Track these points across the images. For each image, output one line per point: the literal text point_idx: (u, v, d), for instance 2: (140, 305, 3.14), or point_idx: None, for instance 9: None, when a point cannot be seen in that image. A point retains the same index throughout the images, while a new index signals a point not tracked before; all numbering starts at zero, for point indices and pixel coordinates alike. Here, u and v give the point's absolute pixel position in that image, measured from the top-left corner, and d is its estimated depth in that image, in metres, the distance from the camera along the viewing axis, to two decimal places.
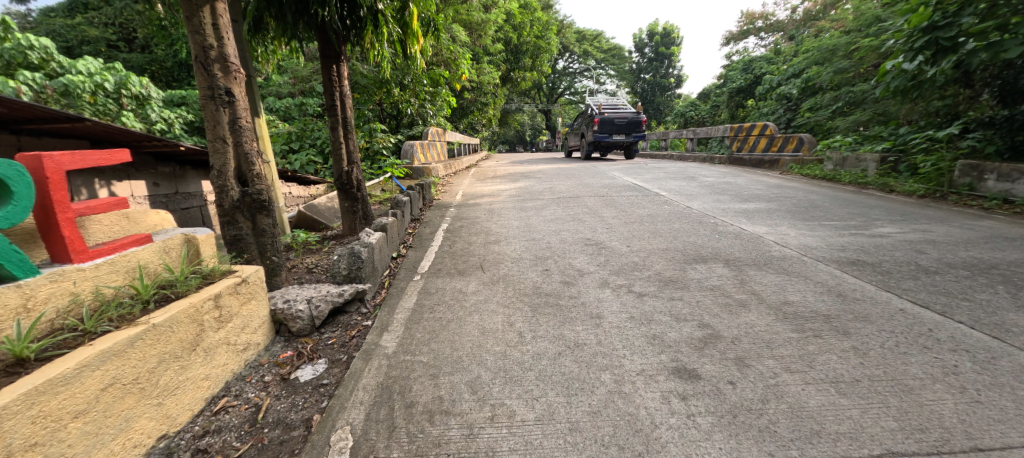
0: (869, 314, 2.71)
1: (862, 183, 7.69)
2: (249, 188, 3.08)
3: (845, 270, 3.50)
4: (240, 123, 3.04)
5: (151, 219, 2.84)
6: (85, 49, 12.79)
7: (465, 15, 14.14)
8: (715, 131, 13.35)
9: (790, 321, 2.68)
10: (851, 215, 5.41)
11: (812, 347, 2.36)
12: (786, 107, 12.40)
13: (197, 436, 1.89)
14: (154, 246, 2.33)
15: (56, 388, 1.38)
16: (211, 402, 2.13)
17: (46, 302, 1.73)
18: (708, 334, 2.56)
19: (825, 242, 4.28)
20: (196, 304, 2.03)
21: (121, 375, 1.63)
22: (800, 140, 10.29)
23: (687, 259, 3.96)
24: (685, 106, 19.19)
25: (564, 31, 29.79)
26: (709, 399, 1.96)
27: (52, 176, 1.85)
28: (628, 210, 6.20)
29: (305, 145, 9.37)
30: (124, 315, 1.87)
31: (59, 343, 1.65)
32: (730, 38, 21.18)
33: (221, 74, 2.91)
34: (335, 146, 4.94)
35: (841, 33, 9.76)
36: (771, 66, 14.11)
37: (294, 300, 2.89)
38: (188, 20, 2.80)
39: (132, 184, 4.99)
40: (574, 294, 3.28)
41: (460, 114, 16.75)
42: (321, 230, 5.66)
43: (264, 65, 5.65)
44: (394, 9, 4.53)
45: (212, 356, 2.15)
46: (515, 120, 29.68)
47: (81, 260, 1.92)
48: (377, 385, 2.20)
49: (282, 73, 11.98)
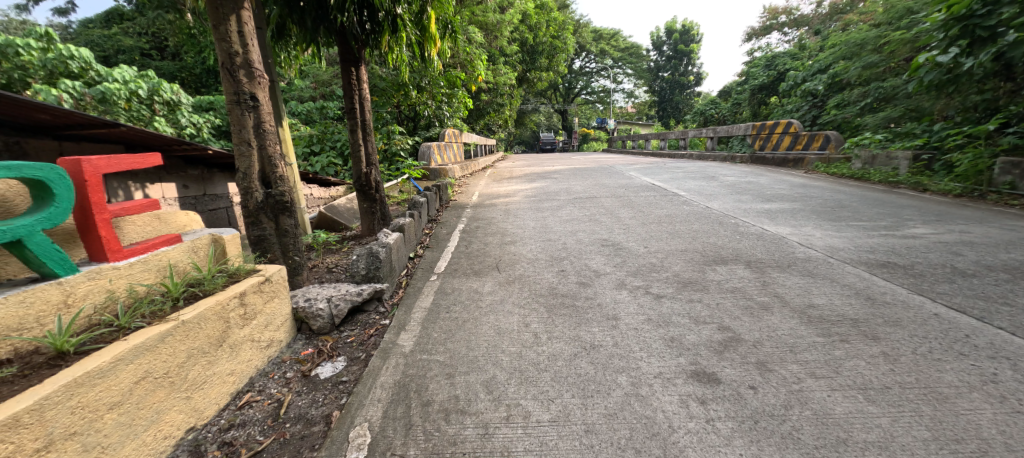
0: (900, 319, 2.60)
1: (893, 181, 7.41)
2: (272, 189, 3.17)
3: (874, 272, 3.38)
4: (264, 127, 3.13)
5: (180, 220, 2.95)
6: (120, 58, 13.41)
7: (481, 17, 14.11)
8: (735, 130, 13.05)
9: (815, 325, 2.60)
10: (881, 215, 5.20)
11: (839, 352, 2.29)
12: (811, 104, 12.07)
13: (223, 429, 1.97)
14: (184, 246, 2.43)
15: (92, 381, 1.46)
16: (236, 397, 2.21)
17: (85, 299, 1.83)
18: (729, 337, 2.51)
19: (853, 243, 4.13)
20: (222, 302, 2.10)
21: (153, 370, 1.70)
22: (827, 137, 9.96)
23: (707, 260, 3.89)
24: (706, 104, 18.82)
25: (580, 30, 29.65)
26: (729, 403, 1.93)
27: (90, 180, 1.93)
28: (645, 211, 6.11)
29: (325, 148, 9.58)
30: (156, 312, 1.96)
31: (96, 338, 1.73)
32: (752, 34, 20.66)
33: (246, 80, 3.01)
34: (355, 148, 5.00)
35: (871, 26, 9.43)
36: (795, 61, 13.79)
37: (314, 299, 2.97)
38: (215, 28, 2.90)
39: (164, 186, 5.21)
40: (590, 294, 3.27)
41: (476, 116, 16.73)
42: (340, 230, 5.78)
43: (287, 69, 5.81)
44: (412, 12, 4.61)
45: (237, 352, 2.22)
46: (530, 120, 30.08)
47: (116, 258, 2.00)
48: (393, 384, 2.24)
49: (304, 78, 12.43)
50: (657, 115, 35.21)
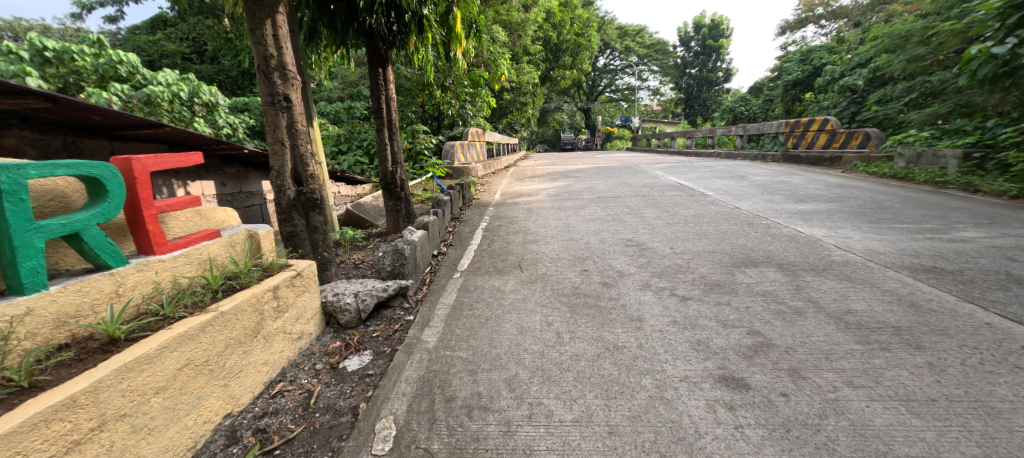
0: (948, 328, 2.46)
1: (940, 182, 6.99)
2: (303, 187, 3.28)
3: (919, 278, 3.20)
4: (296, 127, 3.24)
5: (219, 215, 3.10)
6: (163, 62, 14.13)
7: (505, 16, 14.12)
8: (767, 127, 12.61)
9: (853, 332, 2.49)
10: (926, 217, 4.92)
11: (879, 361, 2.18)
12: (850, 99, 11.51)
13: (257, 416, 2.05)
14: (222, 240, 2.55)
15: (140, 366, 1.55)
16: (270, 386, 2.30)
17: (134, 289, 1.94)
18: (759, 342, 2.43)
19: (895, 247, 3.93)
20: (257, 295, 2.19)
21: (194, 357, 1.79)
22: (867, 134, 9.47)
23: (736, 262, 3.78)
24: (735, 101, 18.23)
25: (604, 27, 29.28)
26: (759, 410, 1.87)
27: (140, 177, 2.05)
28: (671, 211, 5.99)
29: (352, 146, 9.82)
30: (197, 302, 2.06)
31: (143, 326, 1.84)
32: (786, 28, 19.87)
33: (280, 82, 3.12)
34: (381, 147, 5.10)
35: (917, 17, 8.91)
36: (833, 55, 13.19)
37: (342, 293, 3.06)
38: (252, 31, 3.02)
39: (203, 183, 5.47)
40: (614, 295, 3.23)
41: (499, 114, 16.78)
42: (367, 227, 5.92)
43: (317, 71, 5.98)
44: (438, 13, 4.66)
45: (270, 343, 2.31)
46: (553, 119, 29.94)
47: (162, 251, 2.12)
48: (417, 378, 2.28)
49: (333, 78, 12.77)
50: (684, 113, 34.39)
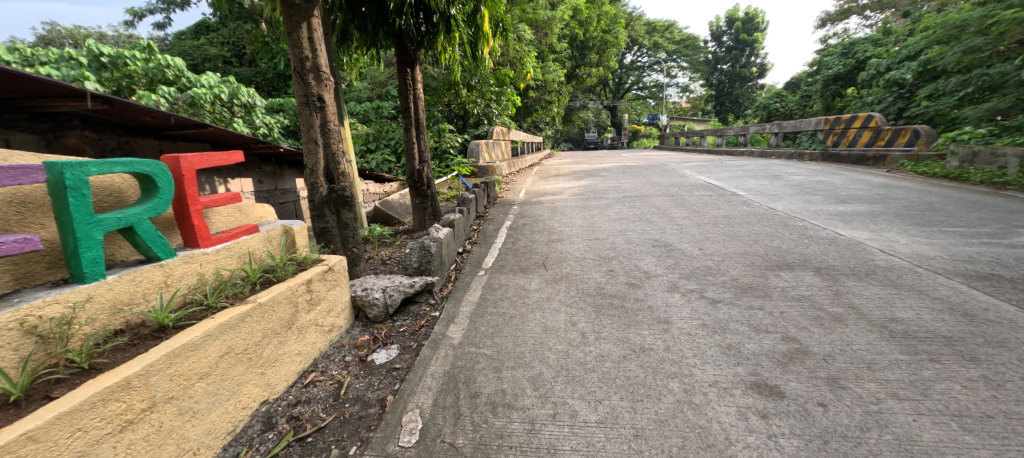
0: (1007, 340, 2.29)
1: (998, 182, 6.50)
2: (335, 185, 3.38)
3: (972, 285, 3.00)
4: (329, 126, 3.34)
5: (257, 211, 3.24)
6: (206, 65, 14.85)
7: (531, 14, 14.06)
8: (804, 125, 12.07)
9: (898, 341, 2.36)
10: (982, 221, 4.59)
11: (927, 373, 2.06)
12: (896, 95, 10.84)
13: (291, 404, 2.14)
14: (260, 235, 2.66)
15: (186, 353, 1.64)
16: (303, 375, 2.39)
17: (181, 280, 2.06)
18: (795, 349, 2.34)
19: (946, 252, 3.69)
20: (292, 288, 2.28)
21: (235, 346, 1.89)
22: (916, 131, 8.99)
23: (770, 265, 3.65)
24: (769, 98, 17.45)
25: (633, 23, 28.73)
26: (795, 420, 1.80)
27: (187, 174, 2.17)
28: (701, 211, 5.83)
29: (380, 145, 10.03)
30: (237, 294, 2.16)
31: (189, 314, 1.95)
32: (826, 20, 18.93)
33: (314, 83, 3.23)
34: (409, 145, 5.20)
35: (974, 5, 8.31)
36: (878, 48, 12.48)
37: (371, 288, 3.14)
38: (289, 35, 3.13)
39: (242, 181, 5.72)
40: (640, 296, 3.17)
41: (524, 113, 16.76)
42: (394, 224, 6.04)
43: (349, 72, 6.14)
44: (466, 13, 4.70)
45: (304, 335, 2.41)
46: (579, 117, 29.67)
47: (206, 245, 2.24)
48: (443, 373, 2.32)
49: (362, 79, 13.08)
50: (715, 110, 33.34)
